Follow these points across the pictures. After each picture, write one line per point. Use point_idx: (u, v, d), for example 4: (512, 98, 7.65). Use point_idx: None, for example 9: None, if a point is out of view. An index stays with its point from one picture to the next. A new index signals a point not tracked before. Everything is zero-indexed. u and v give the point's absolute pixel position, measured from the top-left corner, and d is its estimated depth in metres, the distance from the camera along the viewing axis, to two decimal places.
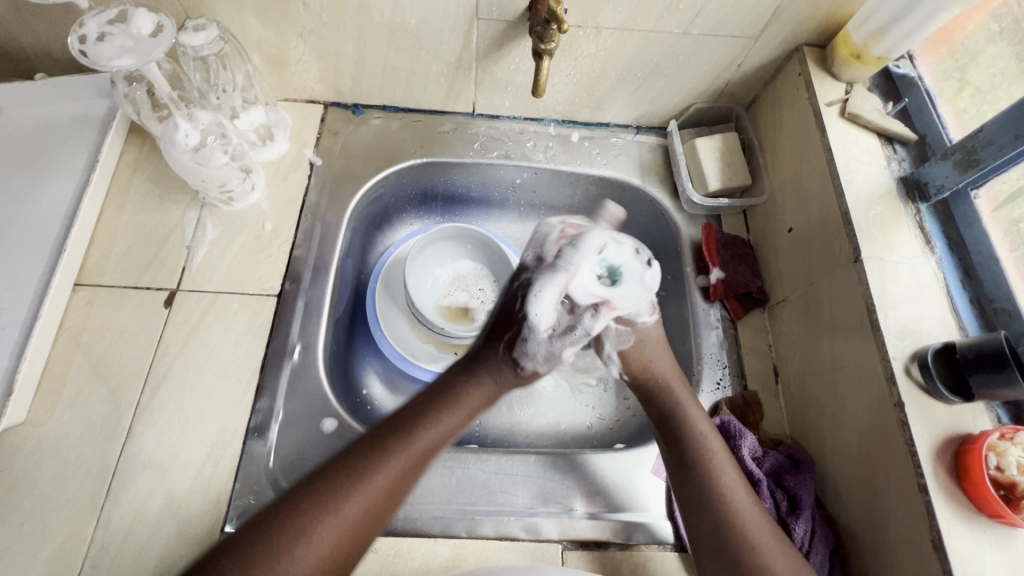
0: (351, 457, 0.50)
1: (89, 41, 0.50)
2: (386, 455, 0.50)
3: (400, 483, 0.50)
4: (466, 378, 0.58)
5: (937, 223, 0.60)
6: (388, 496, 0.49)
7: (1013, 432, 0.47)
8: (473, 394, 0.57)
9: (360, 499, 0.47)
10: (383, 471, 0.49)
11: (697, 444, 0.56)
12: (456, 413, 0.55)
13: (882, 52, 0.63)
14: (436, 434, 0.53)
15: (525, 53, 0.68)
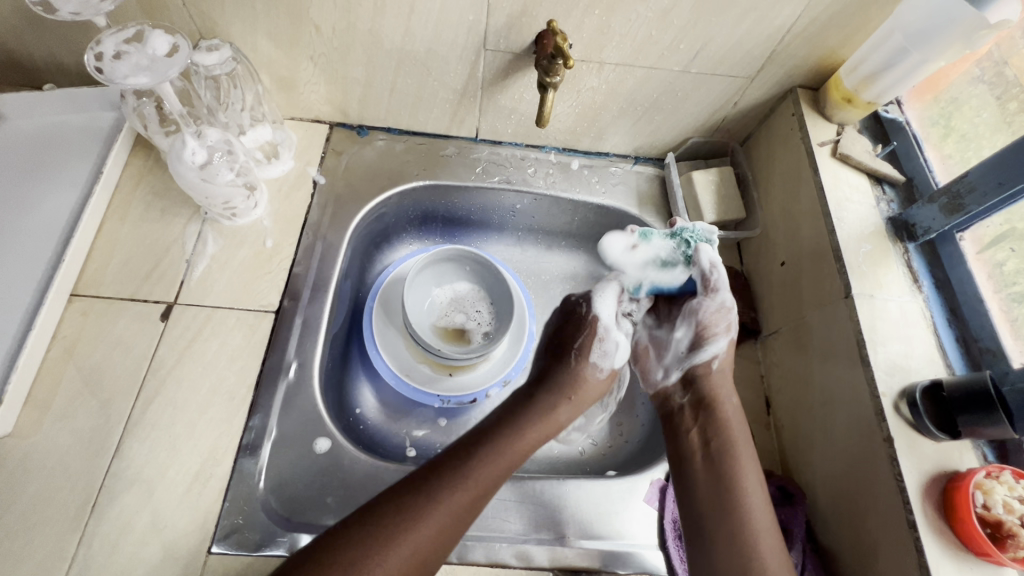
0: (416, 491, 0.51)
1: (106, 58, 0.51)
2: (454, 487, 0.52)
3: (461, 517, 0.51)
4: (532, 410, 0.60)
5: (924, 263, 0.62)
6: (452, 530, 0.51)
7: (999, 471, 0.48)
8: (534, 423, 0.59)
9: (421, 537, 0.49)
10: (447, 503, 0.51)
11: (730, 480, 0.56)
12: (522, 441, 0.58)
13: (872, 97, 0.65)
14: (500, 467, 0.55)
15: (530, 84, 0.70)
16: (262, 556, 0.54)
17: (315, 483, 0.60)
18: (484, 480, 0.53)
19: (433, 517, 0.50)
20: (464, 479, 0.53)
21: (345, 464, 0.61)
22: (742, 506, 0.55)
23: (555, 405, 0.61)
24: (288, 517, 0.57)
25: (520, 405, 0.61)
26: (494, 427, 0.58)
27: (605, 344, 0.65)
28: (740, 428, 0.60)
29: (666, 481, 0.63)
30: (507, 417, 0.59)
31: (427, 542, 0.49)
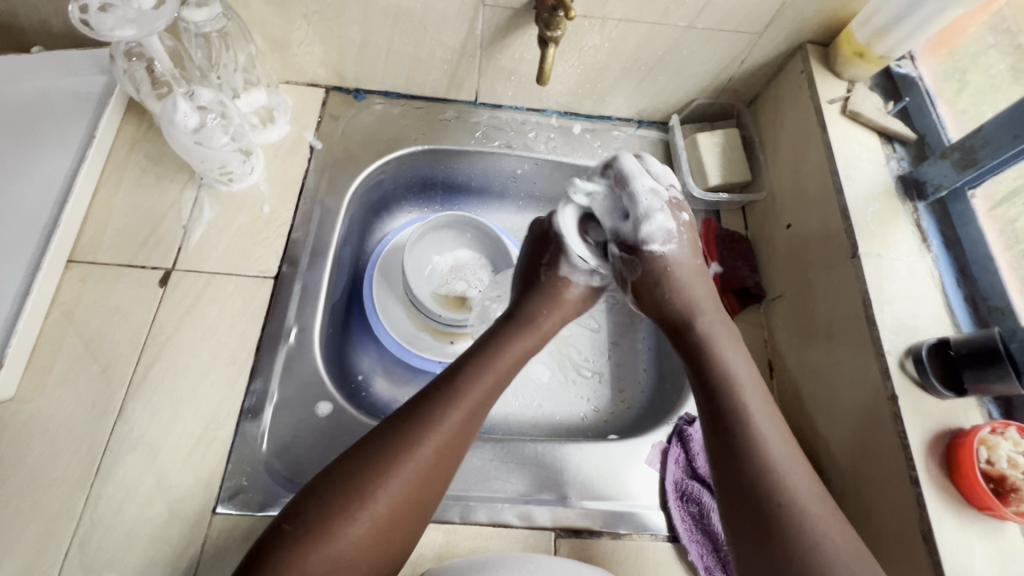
0: (407, 418, 0.50)
1: (92, 10, 0.49)
2: (446, 406, 0.51)
3: (457, 436, 0.51)
4: (517, 325, 0.59)
5: (933, 222, 0.60)
6: (451, 449, 0.50)
7: (1003, 427, 0.48)
8: (527, 336, 0.59)
9: (420, 459, 0.48)
10: (442, 425, 0.50)
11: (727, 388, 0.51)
12: (509, 355, 0.57)
13: (885, 51, 0.63)
14: (492, 380, 0.54)
15: (530, 42, 0.68)
16: (266, 516, 0.54)
17: (317, 446, 0.60)
18: (476, 397, 0.53)
19: (429, 439, 0.49)
20: (455, 398, 0.52)
21: (347, 428, 0.61)
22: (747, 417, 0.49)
23: (541, 321, 0.61)
24: (291, 479, 0.57)
25: (505, 323, 0.60)
26: (481, 348, 0.57)
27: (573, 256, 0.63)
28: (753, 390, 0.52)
29: (668, 443, 0.63)
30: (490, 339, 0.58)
31: (425, 464, 0.48)
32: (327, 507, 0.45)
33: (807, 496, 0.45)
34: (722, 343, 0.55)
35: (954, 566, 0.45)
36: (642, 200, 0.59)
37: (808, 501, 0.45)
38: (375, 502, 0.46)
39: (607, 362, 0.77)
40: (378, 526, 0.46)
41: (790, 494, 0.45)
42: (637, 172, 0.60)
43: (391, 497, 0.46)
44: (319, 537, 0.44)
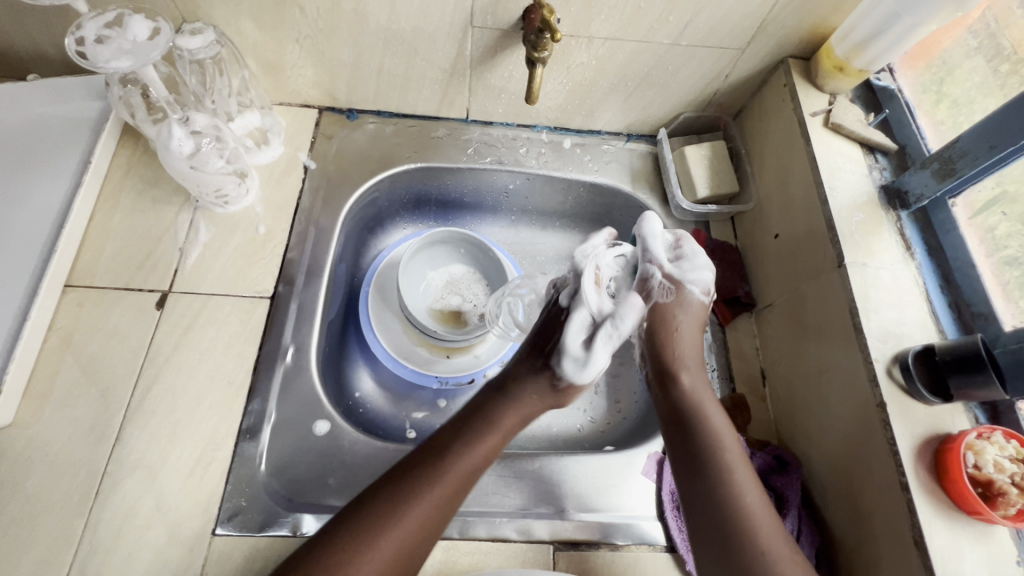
0: (386, 498, 0.48)
1: (87, 42, 0.51)
2: (423, 491, 0.49)
3: (435, 520, 0.49)
4: (506, 401, 0.56)
5: (916, 230, 0.62)
6: (427, 534, 0.48)
7: (989, 432, 0.49)
8: (520, 410, 0.57)
9: (390, 548, 0.46)
10: (417, 510, 0.48)
11: (705, 428, 0.55)
12: (493, 437, 0.54)
13: (864, 64, 0.65)
14: (478, 460, 0.52)
15: (519, 61, 0.69)
16: (265, 536, 0.54)
17: (316, 465, 0.60)
18: (456, 482, 0.50)
19: (407, 522, 0.47)
20: (433, 482, 0.50)
21: (345, 446, 0.62)
22: (718, 445, 0.54)
23: (533, 394, 0.57)
24: (291, 499, 0.57)
25: (492, 396, 0.57)
26: (470, 421, 0.55)
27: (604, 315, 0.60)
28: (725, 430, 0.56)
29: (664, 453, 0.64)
30: (476, 411, 0.56)
31: (396, 555, 0.46)
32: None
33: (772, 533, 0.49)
34: (711, 417, 0.57)
35: (946, 570, 0.45)
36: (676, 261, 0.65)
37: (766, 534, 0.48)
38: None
39: (602, 372, 0.78)
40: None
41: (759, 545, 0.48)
42: (654, 244, 0.64)
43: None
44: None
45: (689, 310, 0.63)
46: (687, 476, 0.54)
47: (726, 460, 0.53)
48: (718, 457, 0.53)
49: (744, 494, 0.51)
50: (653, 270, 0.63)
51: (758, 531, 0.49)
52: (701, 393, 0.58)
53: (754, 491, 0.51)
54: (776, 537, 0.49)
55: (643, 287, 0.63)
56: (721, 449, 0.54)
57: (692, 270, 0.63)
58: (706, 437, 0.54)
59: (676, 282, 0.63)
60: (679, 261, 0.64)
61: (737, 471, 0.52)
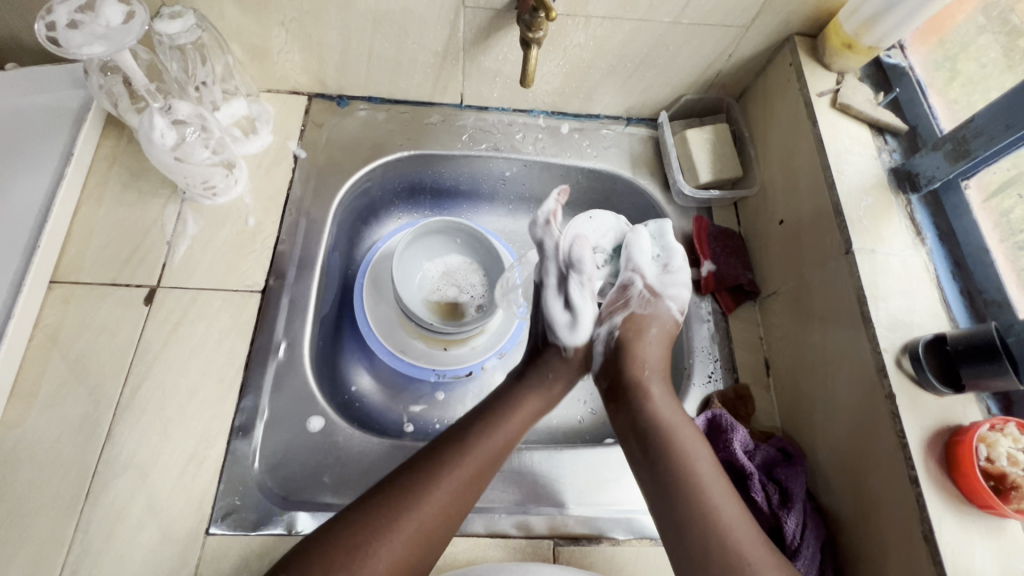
0: (415, 472, 0.52)
1: (59, 27, 0.48)
2: (454, 463, 0.53)
3: (463, 498, 0.51)
4: (527, 383, 0.62)
5: (927, 214, 0.60)
6: (453, 513, 0.51)
7: (1002, 423, 0.47)
8: (539, 396, 0.62)
9: (425, 515, 0.49)
10: (452, 481, 0.51)
11: (669, 435, 0.55)
12: (519, 418, 0.59)
13: (873, 42, 0.62)
14: (500, 442, 0.56)
15: (513, 42, 0.67)
16: (261, 535, 0.54)
17: (310, 462, 0.59)
18: (486, 457, 0.54)
19: (435, 495, 0.50)
20: (465, 456, 0.53)
21: (340, 442, 0.61)
22: (673, 439, 0.54)
23: (546, 381, 0.63)
24: (285, 497, 0.56)
25: (514, 381, 0.63)
26: (489, 407, 0.59)
27: (570, 314, 0.67)
28: (685, 430, 0.56)
29: None
30: (495, 399, 0.61)
31: (430, 521, 0.49)
32: (330, 561, 0.45)
33: (739, 525, 0.49)
34: (683, 430, 0.56)
35: (956, 565, 0.44)
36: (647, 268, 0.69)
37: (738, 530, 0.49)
38: (378, 561, 0.46)
39: None
40: None
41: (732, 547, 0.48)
42: (638, 253, 0.70)
43: (392, 556, 0.47)
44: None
45: (662, 322, 0.66)
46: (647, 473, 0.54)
47: (688, 458, 0.53)
48: (672, 447, 0.54)
49: (710, 492, 0.51)
50: (636, 279, 0.69)
51: (727, 524, 0.49)
52: (670, 415, 0.57)
53: (712, 474, 0.52)
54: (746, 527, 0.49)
55: (621, 296, 0.69)
56: (686, 451, 0.53)
57: (671, 283, 0.68)
58: (663, 437, 0.55)
59: (655, 294, 0.67)
60: (663, 274, 0.69)
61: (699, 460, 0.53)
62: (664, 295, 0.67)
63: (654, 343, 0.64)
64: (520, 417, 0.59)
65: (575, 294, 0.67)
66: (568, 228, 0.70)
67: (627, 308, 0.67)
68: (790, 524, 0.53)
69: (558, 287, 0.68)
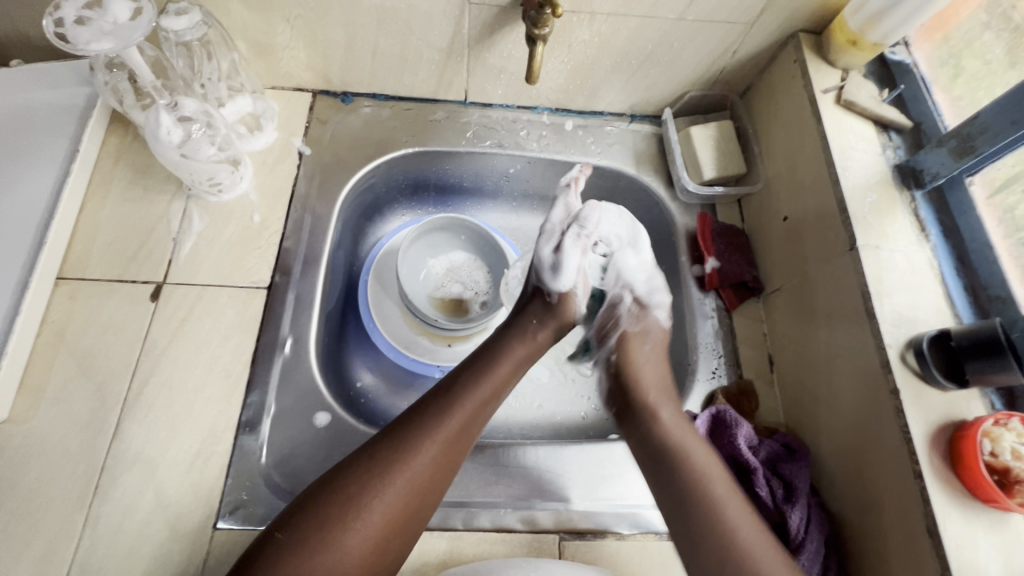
0: (403, 427, 0.52)
1: (67, 23, 0.49)
2: (442, 416, 0.53)
3: (453, 446, 0.52)
4: (513, 332, 0.62)
5: (931, 211, 0.60)
6: (445, 459, 0.52)
7: (1006, 418, 0.47)
8: (525, 345, 0.62)
9: (415, 467, 0.50)
10: (439, 433, 0.52)
11: (665, 436, 0.57)
12: (505, 366, 0.59)
13: (878, 38, 0.62)
14: (488, 391, 0.56)
15: (518, 39, 0.67)
16: (268, 530, 0.54)
17: (317, 457, 0.60)
18: (474, 406, 0.55)
19: (425, 447, 0.51)
20: (453, 408, 0.54)
21: (346, 437, 0.61)
22: (681, 449, 0.56)
23: (532, 329, 0.63)
24: (292, 492, 0.57)
25: (500, 332, 0.63)
26: (475, 359, 0.59)
27: (557, 258, 0.64)
28: (693, 442, 0.56)
29: None
30: (481, 350, 0.61)
31: (421, 471, 0.50)
32: (325, 515, 0.47)
33: (744, 526, 0.50)
34: (691, 441, 0.56)
35: (960, 559, 0.44)
36: (638, 280, 0.67)
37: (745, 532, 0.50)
38: (372, 511, 0.47)
39: None
40: (372, 535, 0.47)
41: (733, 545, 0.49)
42: (627, 272, 0.68)
43: (386, 508, 0.48)
44: (317, 543, 0.45)
45: (653, 335, 0.65)
46: (658, 480, 0.55)
47: (694, 467, 0.54)
48: (682, 456, 0.55)
49: (711, 490, 0.52)
50: (625, 296, 0.67)
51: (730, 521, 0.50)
52: (686, 439, 0.57)
53: (727, 487, 0.53)
54: (752, 523, 0.51)
55: (612, 313, 0.67)
56: (689, 461, 0.55)
57: (654, 290, 0.67)
58: (676, 454, 0.55)
59: (643, 307, 0.66)
60: (646, 285, 0.67)
61: (698, 458, 0.55)
62: (649, 301, 0.66)
63: (649, 359, 0.63)
64: (505, 365, 0.59)
65: (569, 244, 0.64)
66: (588, 216, 0.65)
67: (621, 326, 0.66)
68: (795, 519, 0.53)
69: (555, 235, 0.66)
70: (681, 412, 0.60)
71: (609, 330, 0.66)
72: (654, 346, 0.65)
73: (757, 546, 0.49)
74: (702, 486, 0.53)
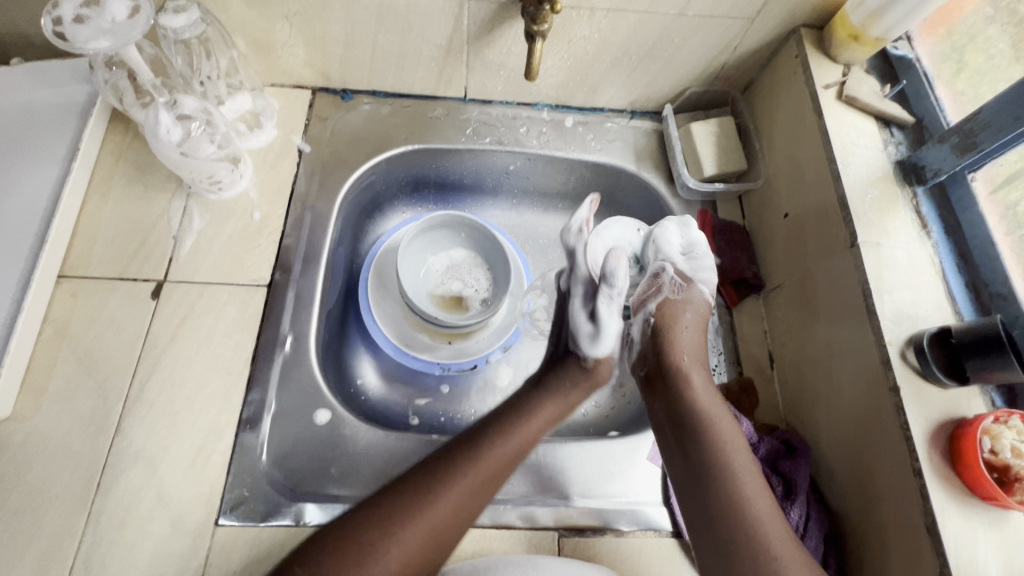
0: (432, 472, 0.52)
1: (66, 21, 0.49)
2: (471, 465, 0.53)
3: (478, 498, 0.52)
4: (546, 387, 0.63)
5: (934, 207, 0.59)
6: (469, 512, 0.51)
7: (1007, 415, 0.47)
8: (558, 403, 0.62)
9: (438, 515, 0.50)
10: (467, 481, 0.52)
11: (700, 419, 0.56)
12: (536, 425, 0.59)
13: (880, 32, 0.62)
14: (518, 445, 0.56)
15: (517, 35, 0.67)
16: (269, 526, 0.54)
17: (317, 454, 0.60)
18: (501, 460, 0.55)
19: (450, 496, 0.51)
20: (481, 459, 0.54)
21: (346, 434, 0.61)
22: (711, 423, 0.56)
23: (567, 393, 0.63)
24: (293, 488, 0.57)
25: (534, 387, 0.63)
26: (507, 411, 0.60)
27: (585, 327, 0.65)
28: (722, 417, 0.57)
29: None
30: (514, 402, 0.61)
31: (443, 519, 0.50)
32: (342, 557, 0.46)
33: (769, 521, 0.50)
34: (720, 420, 0.57)
35: (959, 557, 0.44)
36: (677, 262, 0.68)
37: (764, 515, 0.50)
38: (390, 556, 0.47)
39: None
40: None
41: (761, 537, 0.49)
42: (666, 245, 0.68)
43: (404, 556, 0.47)
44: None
45: (695, 305, 0.66)
46: (677, 457, 0.56)
47: (721, 445, 0.54)
48: (712, 432, 0.55)
49: (742, 486, 0.52)
50: (667, 266, 0.68)
51: (757, 522, 0.49)
52: (705, 399, 0.58)
53: (750, 472, 0.53)
54: (777, 521, 0.50)
55: (654, 282, 0.68)
56: (718, 437, 0.55)
57: (700, 268, 0.67)
58: (697, 416, 0.57)
59: (687, 279, 0.67)
60: (689, 261, 0.68)
61: (733, 454, 0.54)
62: (694, 279, 0.67)
63: (688, 326, 0.64)
64: (539, 425, 0.59)
65: (604, 310, 0.64)
66: (615, 272, 0.63)
67: (661, 294, 0.67)
68: (794, 516, 0.54)
69: (584, 299, 0.66)
70: (710, 381, 0.61)
71: (648, 300, 0.67)
72: (694, 318, 0.65)
73: (773, 528, 0.49)
74: (732, 490, 0.52)
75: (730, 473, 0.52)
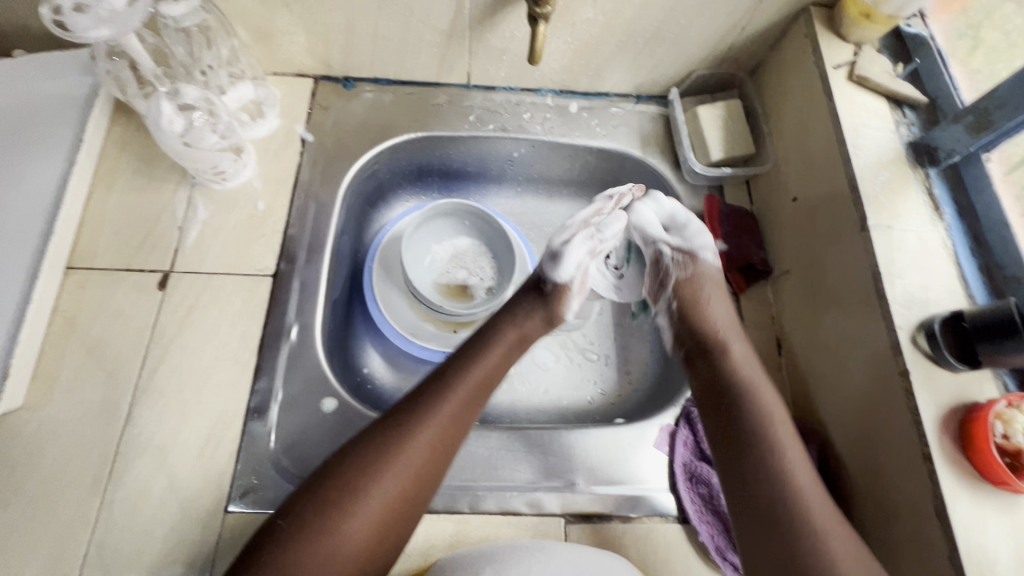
0: (397, 415, 0.53)
1: (66, 10, 0.48)
2: (436, 401, 0.54)
3: (449, 430, 0.53)
4: (502, 319, 0.63)
5: (947, 189, 0.58)
6: (442, 444, 0.52)
7: (1019, 400, 0.47)
8: (514, 332, 0.62)
9: (412, 452, 0.50)
10: (435, 416, 0.53)
11: (753, 401, 0.55)
12: (497, 351, 0.60)
13: (893, 10, 0.61)
14: (481, 374, 0.57)
15: (520, 19, 0.65)
16: None
17: (324, 442, 0.60)
18: (467, 392, 0.55)
19: (420, 432, 0.51)
20: (446, 395, 0.54)
21: (353, 422, 0.62)
22: (757, 400, 0.55)
23: (524, 318, 0.63)
24: (301, 476, 0.58)
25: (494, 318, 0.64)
26: (469, 345, 0.60)
27: (559, 256, 0.65)
28: (765, 386, 0.57)
29: (676, 426, 0.63)
30: (475, 336, 0.62)
31: (417, 456, 0.50)
32: (323, 503, 0.47)
33: (820, 503, 0.49)
34: (761, 386, 0.57)
35: (969, 541, 0.44)
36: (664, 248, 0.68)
37: (816, 503, 0.50)
38: (368, 498, 0.48)
39: (612, 344, 0.76)
40: (372, 524, 0.47)
41: (814, 524, 0.48)
42: (649, 228, 0.69)
43: (384, 495, 0.48)
44: (321, 529, 0.46)
45: (708, 277, 0.66)
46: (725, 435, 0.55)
47: (772, 432, 0.53)
48: (764, 420, 0.54)
49: (794, 474, 0.51)
50: (662, 248, 0.68)
51: (808, 502, 0.49)
52: (752, 375, 0.58)
53: (797, 450, 0.52)
54: (821, 501, 0.50)
55: (658, 268, 0.69)
56: (770, 427, 0.54)
57: (695, 237, 0.67)
58: (749, 398, 0.56)
59: (687, 253, 0.67)
60: (679, 234, 0.68)
61: (786, 444, 0.52)
62: (694, 250, 0.67)
63: (709, 295, 0.64)
64: (497, 351, 0.59)
65: (575, 241, 0.65)
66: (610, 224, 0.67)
67: (670, 277, 0.67)
68: None
69: (567, 231, 0.67)
70: (750, 347, 0.61)
71: (660, 289, 0.69)
72: (712, 291, 0.65)
73: (831, 521, 0.49)
74: (785, 476, 0.51)
75: (780, 457, 0.52)
